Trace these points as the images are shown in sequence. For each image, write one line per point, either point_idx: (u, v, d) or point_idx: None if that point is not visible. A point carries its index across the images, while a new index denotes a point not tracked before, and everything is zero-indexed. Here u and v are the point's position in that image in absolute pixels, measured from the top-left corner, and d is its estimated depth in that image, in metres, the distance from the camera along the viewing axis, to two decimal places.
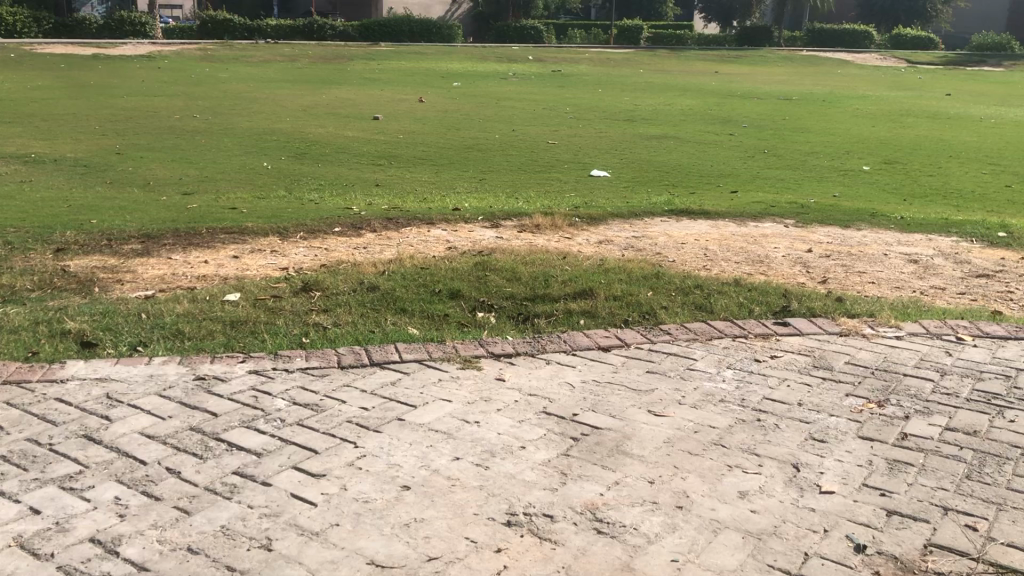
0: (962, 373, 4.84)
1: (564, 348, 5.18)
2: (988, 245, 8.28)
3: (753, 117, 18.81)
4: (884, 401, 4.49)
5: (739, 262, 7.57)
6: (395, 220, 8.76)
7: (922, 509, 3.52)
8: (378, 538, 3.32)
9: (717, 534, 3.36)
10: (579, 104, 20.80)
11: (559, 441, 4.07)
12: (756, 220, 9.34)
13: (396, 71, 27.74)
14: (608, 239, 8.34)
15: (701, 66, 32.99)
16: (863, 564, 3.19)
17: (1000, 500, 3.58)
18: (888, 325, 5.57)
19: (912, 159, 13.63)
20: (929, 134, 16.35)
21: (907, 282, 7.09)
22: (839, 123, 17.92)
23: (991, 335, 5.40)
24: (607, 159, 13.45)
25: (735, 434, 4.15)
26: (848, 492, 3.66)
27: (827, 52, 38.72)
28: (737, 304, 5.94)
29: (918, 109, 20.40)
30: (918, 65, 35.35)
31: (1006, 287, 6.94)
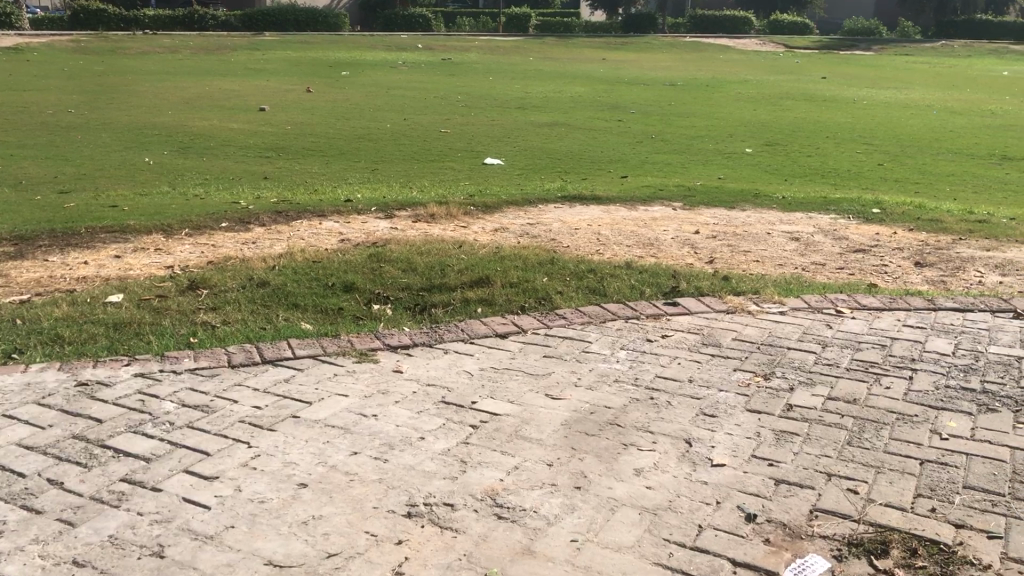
0: (842, 344, 5.06)
1: (461, 336, 5.18)
2: (864, 221, 8.67)
3: (642, 103, 19.18)
4: (770, 374, 4.66)
5: (630, 245, 7.72)
6: (284, 213, 8.58)
7: (807, 476, 3.67)
8: (275, 537, 3.26)
9: (614, 512, 3.43)
10: (470, 92, 20.80)
11: (458, 430, 4.07)
12: (646, 203, 9.54)
13: (283, 61, 27.14)
14: (503, 227, 8.38)
15: (589, 53, 33.39)
16: (754, 532, 3.30)
17: (879, 464, 3.76)
18: (772, 301, 5.78)
19: (792, 141, 14.13)
20: (806, 116, 16.97)
21: (790, 259, 7.37)
22: (723, 107, 18.44)
23: (868, 307, 5.65)
24: (500, 147, 13.49)
25: (630, 413, 4.23)
26: (737, 463, 3.78)
27: (710, 38, 39.69)
28: (629, 287, 6.05)
29: (797, 92, 21.18)
30: (795, 50, 36.62)
31: (881, 260, 7.28)
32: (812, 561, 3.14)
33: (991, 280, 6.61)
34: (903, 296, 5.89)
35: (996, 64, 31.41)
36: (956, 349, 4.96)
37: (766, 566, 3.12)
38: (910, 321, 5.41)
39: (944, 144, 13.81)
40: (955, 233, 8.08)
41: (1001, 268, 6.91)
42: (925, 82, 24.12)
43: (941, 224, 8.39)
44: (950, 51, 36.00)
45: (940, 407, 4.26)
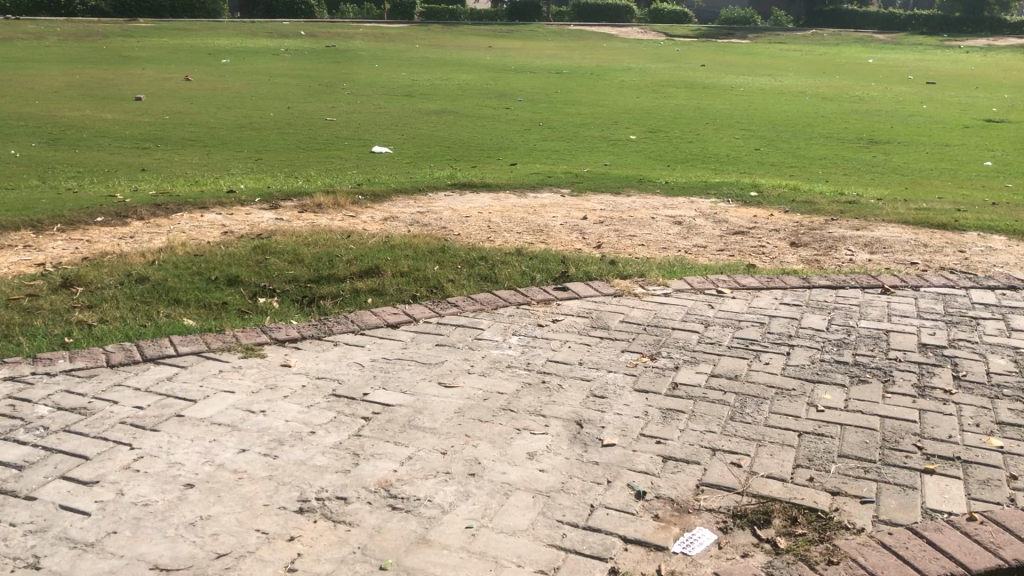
0: (724, 323, 5.24)
1: (350, 328, 5.11)
2: (743, 205, 8.97)
3: (528, 90, 19.30)
4: (656, 354, 4.78)
5: (520, 232, 7.77)
6: (164, 205, 8.28)
7: (693, 452, 3.79)
8: (161, 540, 3.16)
9: (508, 497, 3.46)
10: (356, 80, 20.48)
11: (350, 423, 4.02)
12: (535, 190, 9.62)
13: (157, 48, 26.07)
14: (392, 216, 8.30)
15: (475, 40, 33.31)
16: (644, 509, 3.39)
17: (760, 437, 3.91)
18: (657, 284, 5.92)
19: (674, 128, 14.47)
20: (687, 103, 17.40)
21: (673, 242, 7.56)
22: (607, 95, 18.72)
23: (747, 286, 5.86)
24: (388, 135, 13.36)
25: (522, 398, 4.27)
26: (627, 443, 3.87)
27: (593, 26, 40.18)
28: (520, 273, 6.09)
29: (678, 80, 21.71)
30: (675, 38, 37.48)
31: (759, 242, 7.54)
32: (700, 534, 3.24)
33: (861, 258, 6.94)
34: (780, 276, 6.12)
35: (862, 52, 32.90)
36: (830, 324, 5.20)
37: (656, 541, 3.20)
38: (787, 299, 5.64)
39: (815, 129, 14.40)
40: (827, 215, 8.44)
41: (870, 246, 7.26)
42: (796, 69, 25.07)
43: (815, 206, 8.76)
44: (820, 39, 37.50)
45: (815, 381, 4.46)
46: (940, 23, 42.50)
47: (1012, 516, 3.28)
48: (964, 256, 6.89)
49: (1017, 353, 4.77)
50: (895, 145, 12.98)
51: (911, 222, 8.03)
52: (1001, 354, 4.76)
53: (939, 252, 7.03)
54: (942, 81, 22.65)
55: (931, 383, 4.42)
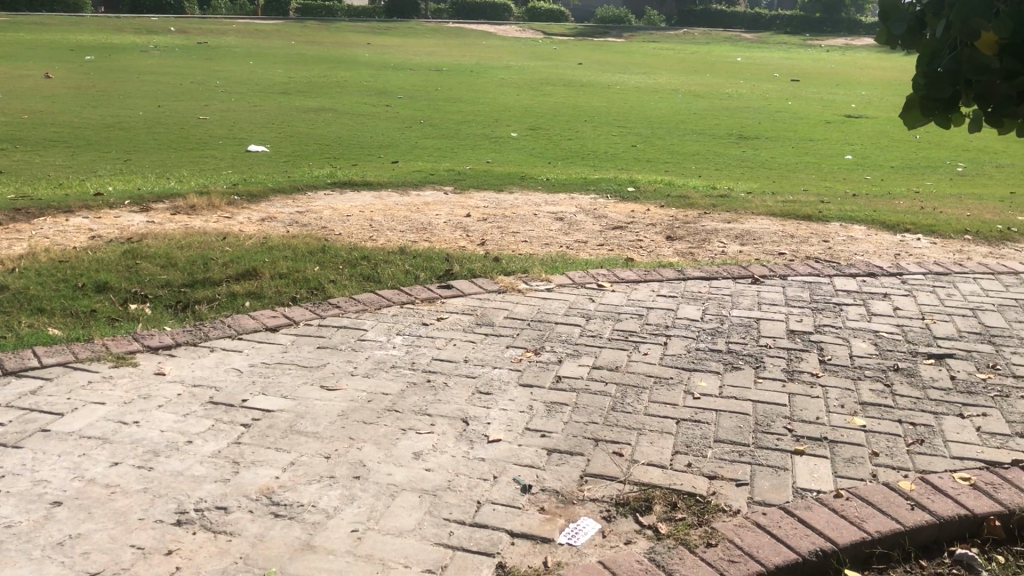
0: (605, 316, 5.34)
1: (228, 333, 4.97)
2: (621, 200, 9.16)
3: (408, 88, 19.20)
4: (540, 349, 4.83)
5: (402, 230, 7.73)
6: (24, 210, 7.85)
7: (577, 443, 3.85)
8: (26, 563, 3.00)
9: (394, 498, 3.44)
10: (230, 77, 19.92)
11: (229, 430, 3.91)
12: (417, 188, 9.57)
13: (12, 44, 24.68)
14: (270, 216, 8.12)
15: (353, 37, 32.90)
16: (529, 503, 3.42)
17: (640, 426, 4.01)
18: (539, 280, 5.98)
19: (554, 125, 14.64)
20: (566, 101, 17.67)
21: (555, 238, 7.67)
22: (487, 92, 18.81)
23: (626, 280, 5.99)
24: (264, 134, 13.04)
25: (407, 398, 4.25)
26: (512, 437, 3.90)
27: (472, 24, 40.23)
28: (402, 272, 6.06)
29: (556, 78, 22.01)
30: (552, 36, 37.96)
31: (637, 236, 7.73)
32: (584, 524, 3.30)
33: (733, 249, 7.21)
34: (657, 269, 6.28)
35: (731, 50, 34.13)
36: (704, 314, 5.38)
37: (542, 533, 3.24)
38: (663, 291, 5.80)
39: (688, 126, 14.85)
40: (701, 208, 8.72)
41: (741, 238, 7.53)
42: (670, 68, 25.78)
43: (689, 200, 9.03)
44: (692, 38, 38.63)
45: (692, 369, 4.61)
46: (802, 23, 44.49)
47: (874, 491, 3.46)
48: (828, 246, 7.25)
49: (877, 336, 5.05)
50: (763, 140, 13.51)
51: (778, 214, 8.37)
52: (863, 338, 5.02)
53: (805, 242, 7.36)
54: (806, 78, 23.72)
55: (799, 368, 4.63)
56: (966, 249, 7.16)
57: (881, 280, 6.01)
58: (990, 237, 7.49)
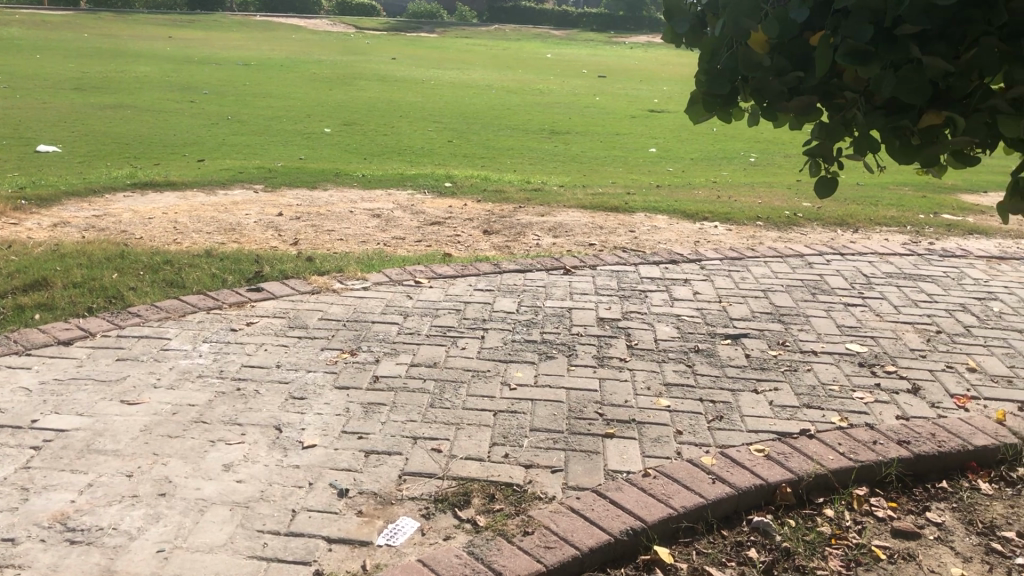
0: (422, 312, 5.33)
1: (14, 349, 4.60)
2: (437, 195, 9.18)
3: (214, 83, 18.44)
4: (356, 349, 4.77)
5: (210, 232, 7.41)
6: None
7: (395, 443, 3.82)
8: None
9: (203, 513, 3.29)
10: (15, 72, 18.45)
11: (17, 455, 3.62)
12: (225, 187, 9.21)
13: None
14: (63, 221, 7.58)
15: (151, 30, 31.23)
16: (347, 507, 3.37)
17: (458, 421, 4.03)
18: (354, 278, 5.90)
19: (368, 120, 14.46)
20: (379, 96, 17.52)
21: (371, 235, 7.58)
22: (298, 87, 18.34)
23: (443, 275, 6.01)
24: (55, 132, 12.16)
25: (215, 408, 4.08)
26: (328, 442, 3.82)
27: (281, 18, 39.13)
28: (210, 276, 5.81)
29: (369, 72, 21.79)
30: (364, 31, 37.52)
31: (454, 231, 7.77)
32: (403, 524, 3.28)
33: (546, 242, 7.38)
34: (472, 263, 6.33)
35: (542, 46, 34.92)
36: (520, 306, 5.48)
37: (360, 537, 3.20)
38: (480, 285, 5.85)
39: (502, 121, 15.06)
40: (515, 202, 8.87)
41: (554, 231, 7.72)
42: (482, 63, 26.05)
43: (504, 194, 9.16)
44: (502, 34, 39.23)
45: (508, 360, 4.68)
46: (607, 21, 46.17)
47: (679, 468, 3.64)
48: (635, 235, 7.55)
49: (679, 320, 5.31)
50: (573, 135, 13.90)
51: (588, 206, 8.64)
52: (667, 322, 5.27)
53: (614, 233, 7.64)
54: (613, 74, 24.62)
55: (609, 354, 4.80)
56: (758, 234, 7.65)
57: (683, 267, 6.33)
58: (778, 222, 8.04)
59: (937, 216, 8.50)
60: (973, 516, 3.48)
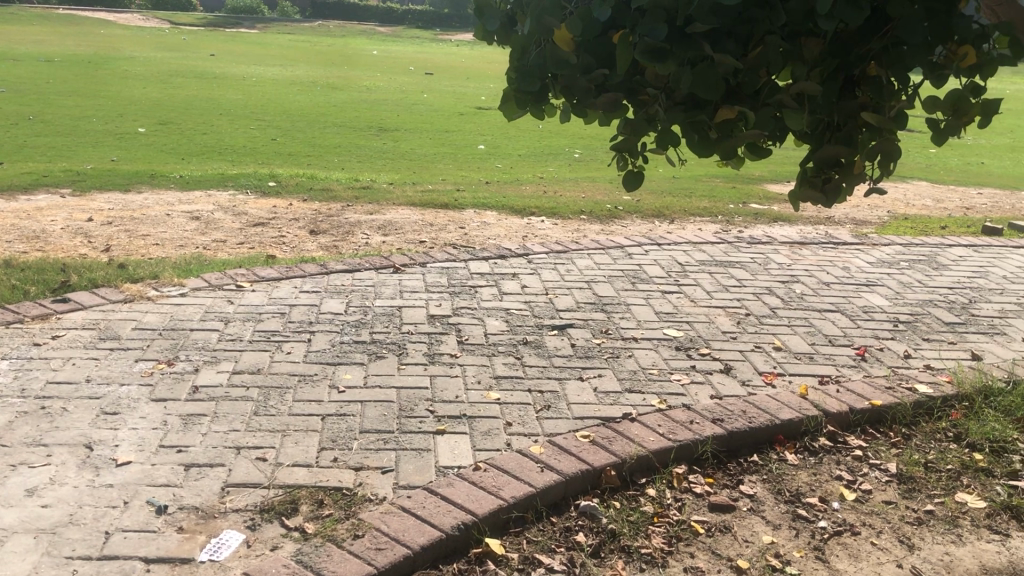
0: (245, 317, 5.15)
1: None
2: (261, 196, 8.90)
3: (12, 80, 17.14)
4: (173, 359, 4.55)
5: (9, 241, 6.89)
6: None
7: (217, 454, 3.68)
8: None
9: (3, 544, 3.05)
10: None
11: None
12: (26, 192, 8.58)
13: None
14: None
15: None
16: (165, 524, 3.22)
17: (284, 427, 3.92)
18: (171, 284, 5.63)
19: (186, 119, 13.85)
20: (198, 93, 16.82)
21: (191, 238, 7.27)
22: (109, 85, 17.34)
23: (266, 278, 5.83)
24: None
25: (17, 429, 3.79)
26: (144, 458, 3.64)
27: (88, 11, 36.87)
28: (9, 288, 5.40)
29: (187, 69, 20.90)
30: (180, 26, 35.89)
31: (279, 232, 7.56)
32: (227, 537, 3.16)
33: (374, 240, 7.30)
34: (297, 264, 6.18)
35: (368, 43, 34.54)
36: (347, 307, 5.39)
37: (180, 554, 3.06)
38: (305, 286, 5.72)
39: (328, 119, 14.78)
40: (343, 201, 8.72)
41: (383, 229, 7.65)
42: (307, 60, 25.47)
43: (330, 193, 8.99)
44: (327, 31, 38.54)
45: (336, 362, 4.60)
46: (432, 19, 46.22)
47: (509, 459, 3.69)
48: (464, 232, 7.59)
49: (508, 313, 5.39)
50: (401, 132, 13.82)
51: (416, 203, 8.62)
52: (495, 316, 5.33)
53: (443, 230, 7.65)
54: (440, 71, 24.70)
55: (439, 350, 4.80)
56: (583, 228, 7.87)
57: (510, 261, 6.42)
58: (601, 216, 8.29)
59: (746, 205, 9.01)
60: (781, 485, 3.71)
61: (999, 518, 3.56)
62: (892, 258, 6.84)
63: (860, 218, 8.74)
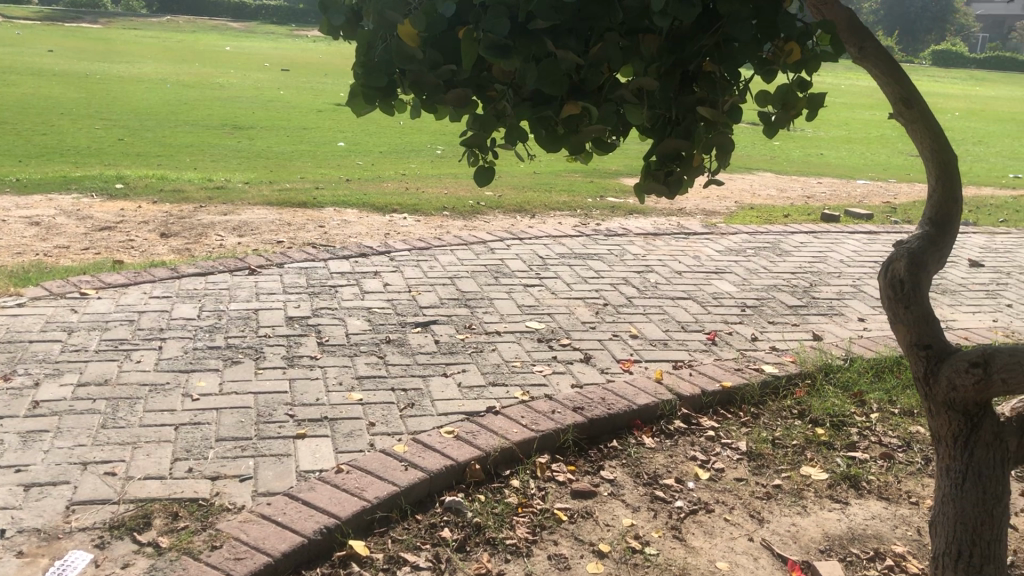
0: (90, 327, 4.90)
1: None
2: (107, 198, 8.48)
3: None
4: (11, 373, 4.28)
5: None
6: None
7: (61, 472, 3.49)
8: None
9: None
10: None
11: None
12: None
13: None
14: None
15: None
16: (3, 550, 3.03)
17: (134, 439, 3.76)
18: (7, 295, 5.29)
19: (22, 119, 13.04)
20: (34, 91, 15.85)
21: (30, 245, 6.86)
22: None
23: (114, 284, 5.57)
24: None
25: None
26: None
27: None
28: None
29: (21, 65, 19.67)
30: (13, 20, 33.72)
31: (128, 235, 7.23)
32: (72, 559, 3.00)
33: (230, 241, 7.09)
34: (147, 269, 5.93)
35: (220, 39, 33.42)
36: (201, 311, 5.21)
37: None
38: (156, 292, 5.49)
39: (178, 117, 14.21)
40: (196, 202, 8.42)
41: (239, 230, 7.43)
42: (155, 56, 24.42)
43: (182, 194, 8.66)
44: (176, 26, 37.07)
45: (190, 369, 4.44)
46: (288, 14, 45.17)
47: (372, 459, 3.66)
48: (324, 230, 7.47)
49: (369, 312, 5.33)
50: (258, 130, 13.45)
51: (274, 203, 8.41)
52: (357, 316, 5.26)
53: (302, 229, 7.50)
54: (296, 68, 24.17)
55: (299, 353, 4.71)
56: (445, 224, 7.87)
57: (371, 259, 6.36)
58: (463, 211, 8.32)
59: (603, 199, 9.23)
60: (639, 468, 3.83)
61: (839, 488, 3.78)
62: (739, 246, 7.16)
63: (710, 209, 9.10)
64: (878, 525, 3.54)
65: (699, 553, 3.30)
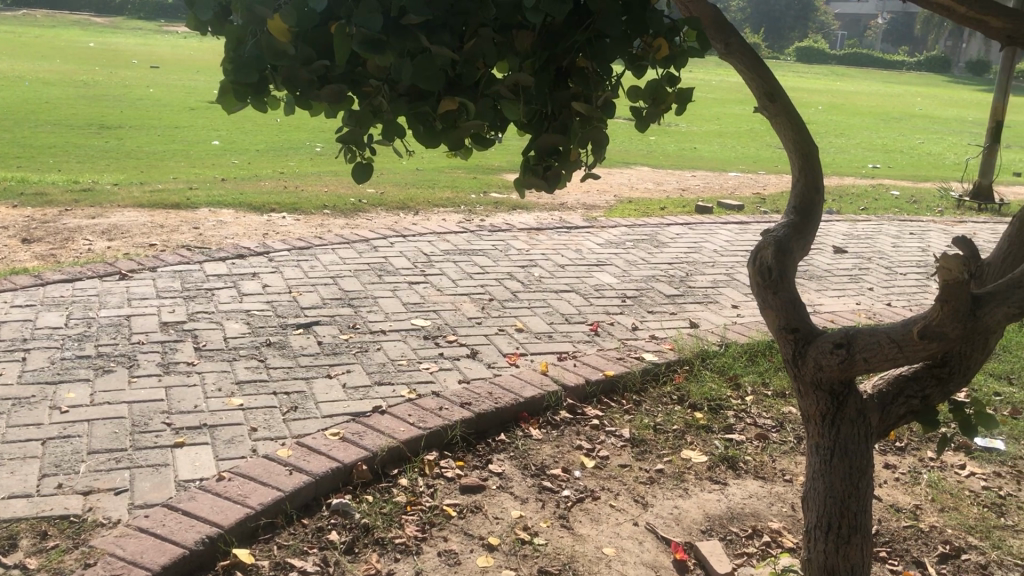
0: None
1: None
2: None
3: None
4: None
5: None
6: None
7: None
8: None
9: None
10: None
11: None
12: None
13: None
14: None
15: None
16: None
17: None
18: None
19: None
20: None
21: None
22: None
23: None
24: None
25: None
26: None
27: None
28: None
29: None
30: None
31: None
32: None
33: (99, 246, 6.79)
34: (8, 276, 5.61)
35: (84, 34, 31.92)
36: (68, 319, 4.97)
37: None
38: (17, 301, 5.20)
39: (38, 116, 13.49)
40: (60, 205, 8.02)
41: (108, 233, 7.12)
42: (11, 52, 23.10)
43: (45, 197, 8.24)
44: (34, 20, 35.17)
45: (57, 381, 4.23)
46: (155, 9, 43.50)
47: (254, 465, 3.57)
48: (199, 232, 7.24)
49: (248, 315, 5.20)
50: (126, 129, 12.91)
51: (145, 205, 8.10)
52: (235, 319, 5.12)
53: (175, 231, 7.25)
54: (166, 64, 23.31)
55: (175, 359, 4.55)
56: (326, 222, 7.75)
57: (250, 260, 6.20)
58: (344, 209, 8.21)
59: (486, 194, 9.26)
60: (527, 460, 3.87)
61: (718, 469, 3.92)
62: (618, 238, 7.31)
63: (590, 203, 9.26)
64: (756, 503, 3.68)
65: (586, 540, 3.36)
